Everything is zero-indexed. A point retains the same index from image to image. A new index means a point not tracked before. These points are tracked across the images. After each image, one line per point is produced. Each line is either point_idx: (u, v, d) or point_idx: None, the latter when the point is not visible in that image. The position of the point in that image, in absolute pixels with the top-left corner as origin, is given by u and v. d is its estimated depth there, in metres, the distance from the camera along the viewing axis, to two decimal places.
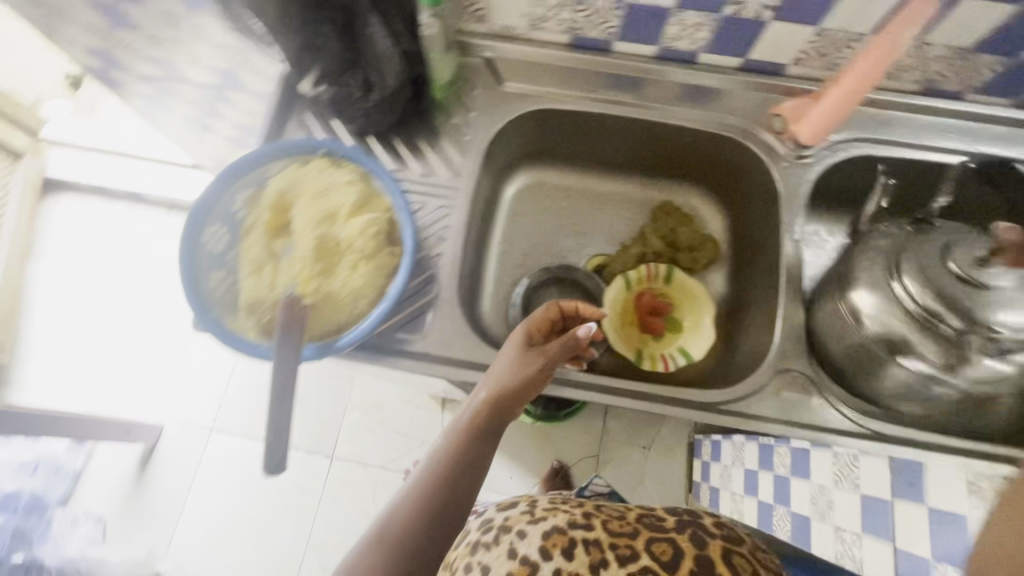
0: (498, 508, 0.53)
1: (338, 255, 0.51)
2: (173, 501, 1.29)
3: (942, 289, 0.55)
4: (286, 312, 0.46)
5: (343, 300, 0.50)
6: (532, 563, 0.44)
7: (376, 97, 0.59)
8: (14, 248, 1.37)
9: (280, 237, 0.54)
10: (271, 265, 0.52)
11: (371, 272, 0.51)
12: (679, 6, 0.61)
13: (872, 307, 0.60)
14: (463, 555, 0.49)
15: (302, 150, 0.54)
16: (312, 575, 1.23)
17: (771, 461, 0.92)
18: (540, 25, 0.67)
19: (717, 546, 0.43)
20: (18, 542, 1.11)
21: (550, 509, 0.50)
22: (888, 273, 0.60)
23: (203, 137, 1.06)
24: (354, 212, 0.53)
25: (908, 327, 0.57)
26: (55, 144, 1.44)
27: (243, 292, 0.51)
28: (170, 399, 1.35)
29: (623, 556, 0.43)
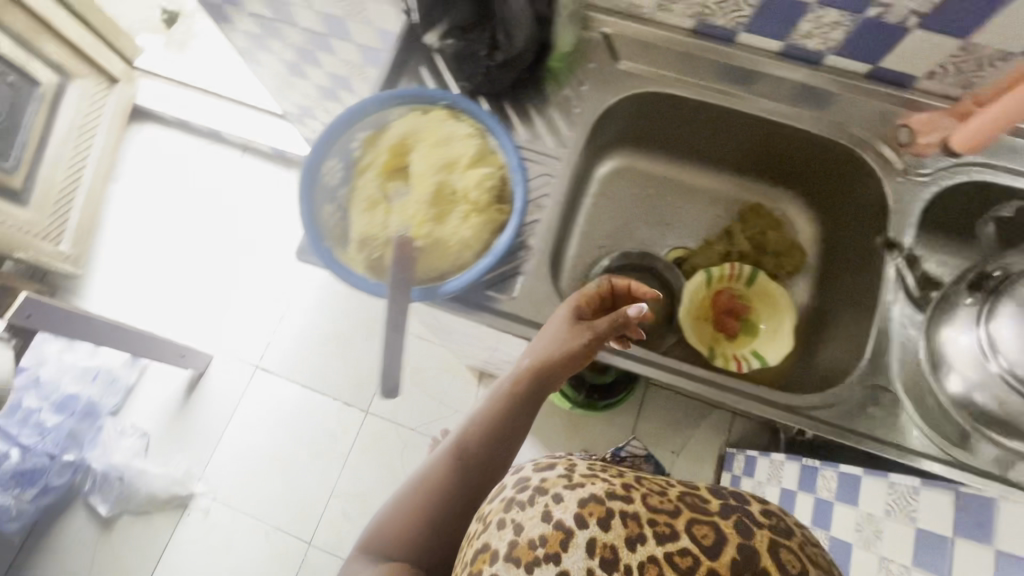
0: (536, 466, 0.43)
1: (452, 204, 0.51)
2: (213, 428, 1.34)
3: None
4: (397, 256, 0.45)
5: (456, 248, 0.49)
6: (568, 529, 0.37)
7: (501, 58, 0.59)
8: (99, 168, 1.42)
9: (394, 180, 0.54)
10: (384, 206, 0.52)
11: (482, 225, 0.50)
12: (820, 2, 0.59)
13: (957, 368, 0.62)
14: (496, 510, 0.41)
15: (425, 100, 0.53)
16: (333, 521, 1.27)
17: (814, 483, 0.90)
18: (669, 6, 0.67)
19: (762, 536, 0.36)
20: (71, 443, 1.25)
21: (589, 473, 0.41)
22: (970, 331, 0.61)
23: (294, 82, 1.07)
24: (472, 165, 0.51)
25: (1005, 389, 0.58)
26: (145, 74, 1.49)
27: (355, 229, 0.51)
28: (223, 332, 1.40)
29: (661, 534, 0.36)
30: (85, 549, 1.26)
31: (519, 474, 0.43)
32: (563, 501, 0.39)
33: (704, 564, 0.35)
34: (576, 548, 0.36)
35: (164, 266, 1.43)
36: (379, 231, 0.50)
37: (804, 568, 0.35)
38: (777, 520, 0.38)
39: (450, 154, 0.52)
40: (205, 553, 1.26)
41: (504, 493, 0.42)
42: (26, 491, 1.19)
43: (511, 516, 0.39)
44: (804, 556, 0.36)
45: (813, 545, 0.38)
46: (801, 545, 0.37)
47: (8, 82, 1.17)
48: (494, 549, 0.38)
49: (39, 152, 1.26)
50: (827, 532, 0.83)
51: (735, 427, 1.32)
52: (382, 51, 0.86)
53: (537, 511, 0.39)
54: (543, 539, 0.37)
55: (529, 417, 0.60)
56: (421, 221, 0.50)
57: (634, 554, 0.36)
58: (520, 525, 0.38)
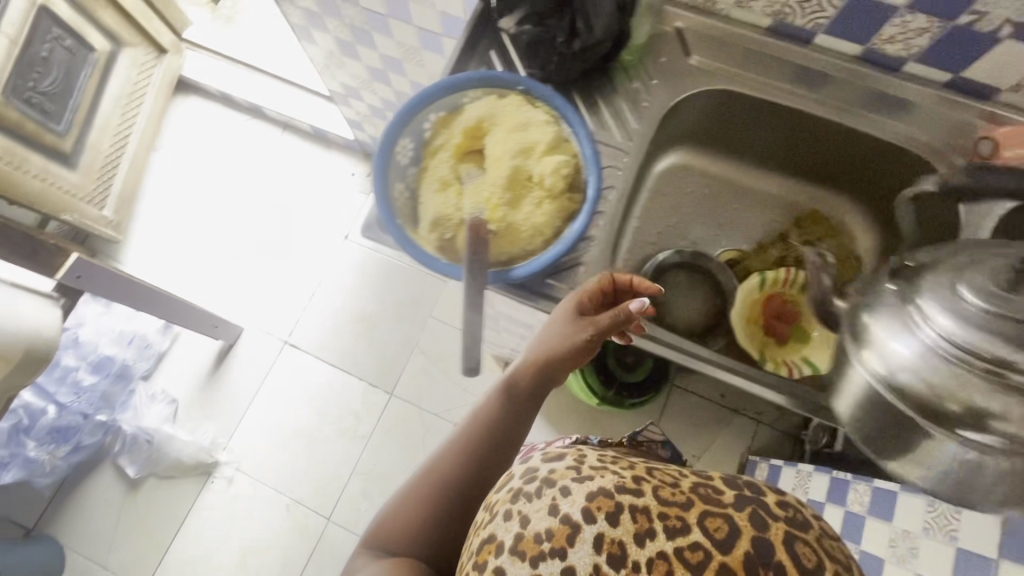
0: (543, 456, 0.41)
1: (526, 190, 0.50)
2: (240, 400, 1.36)
3: (992, 325, 0.39)
4: (472, 238, 0.46)
5: (528, 233, 0.49)
6: (575, 523, 0.35)
7: (577, 45, 0.55)
8: (144, 137, 1.44)
9: (466, 162, 0.53)
10: (456, 188, 0.52)
11: (554, 213, 0.50)
12: (910, 5, 0.58)
13: (886, 357, 0.43)
14: (502, 501, 0.39)
15: (502, 84, 0.52)
16: (353, 500, 1.29)
17: (844, 497, 0.89)
18: (746, 4, 0.67)
19: (778, 529, 0.34)
20: (104, 405, 1.27)
21: (599, 465, 0.39)
22: (902, 310, 0.44)
23: (346, 62, 1.07)
24: (545, 153, 0.51)
25: (964, 377, 0.40)
26: (192, 47, 1.51)
27: (427, 208, 0.51)
28: (254, 305, 1.42)
29: (670, 528, 0.34)
30: (112, 507, 1.30)
31: (525, 465, 0.41)
32: (571, 495, 0.36)
33: (716, 559, 0.33)
34: (583, 542, 0.34)
35: (200, 236, 1.45)
36: (452, 212, 0.50)
37: (822, 563, 0.33)
38: (794, 513, 0.36)
39: (527, 140, 0.51)
40: (226, 521, 1.29)
41: (512, 484, 0.40)
42: (60, 448, 1.21)
43: (517, 507, 0.37)
44: (822, 551, 0.34)
45: (831, 537, 0.36)
46: (820, 538, 0.35)
47: (65, 45, 1.21)
48: (500, 540, 0.36)
49: (88, 118, 1.29)
50: (857, 546, 0.82)
51: (760, 435, 1.31)
52: (441, 35, 0.86)
53: (543, 503, 0.37)
54: (549, 533, 0.35)
55: (529, 414, 0.58)
56: (495, 204, 0.49)
57: (642, 550, 0.33)
58: (527, 517, 0.36)
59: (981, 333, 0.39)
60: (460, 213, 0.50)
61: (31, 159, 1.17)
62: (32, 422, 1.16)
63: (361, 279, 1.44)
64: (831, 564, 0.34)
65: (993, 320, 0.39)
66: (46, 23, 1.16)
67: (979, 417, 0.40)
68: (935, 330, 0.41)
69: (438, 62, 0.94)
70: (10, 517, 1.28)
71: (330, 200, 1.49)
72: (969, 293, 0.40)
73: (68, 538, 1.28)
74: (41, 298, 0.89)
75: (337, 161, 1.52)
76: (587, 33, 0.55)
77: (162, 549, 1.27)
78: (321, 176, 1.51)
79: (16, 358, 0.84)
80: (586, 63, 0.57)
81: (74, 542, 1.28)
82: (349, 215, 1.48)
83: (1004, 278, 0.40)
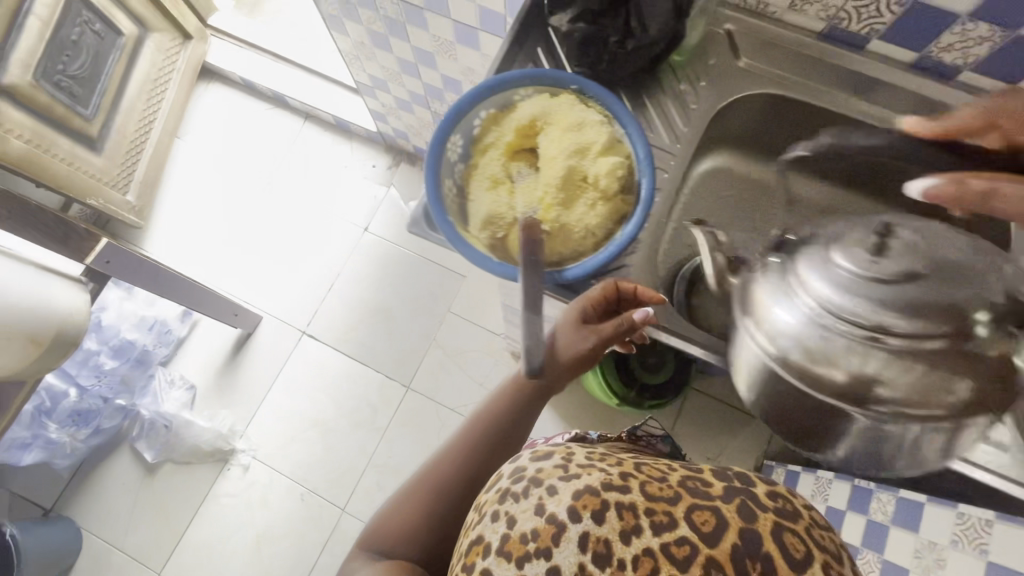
0: (532, 455, 0.42)
1: (580, 191, 0.50)
2: (259, 387, 1.37)
3: (860, 292, 0.44)
4: (527, 237, 0.44)
5: (581, 235, 0.49)
6: (560, 523, 0.36)
7: (632, 46, 0.55)
8: (168, 122, 1.44)
9: (517, 160, 0.53)
10: (507, 186, 0.52)
11: (607, 215, 0.49)
12: (973, 14, 0.56)
13: (777, 329, 0.48)
14: (490, 501, 0.40)
15: (555, 83, 0.52)
16: (367, 491, 1.29)
17: (865, 505, 0.87)
18: (800, 8, 0.66)
19: (766, 520, 0.36)
20: (123, 389, 1.28)
21: (587, 463, 0.40)
22: (788, 284, 0.48)
23: (376, 53, 1.06)
24: (600, 154, 0.50)
25: (841, 341, 0.45)
26: (215, 33, 1.52)
27: (478, 204, 0.51)
28: (273, 294, 1.42)
29: (657, 524, 0.35)
30: (128, 491, 1.30)
31: (513, 464, 0.42)
32: (557, 494, 0.38)
33: (704, 553, 0.34)
34: (568, 541, 0.36)
35: (220, 224, 1.46)
36: (504, 211, 0.50)
37: (810, 553, 0.35)
38: (783, 503, 0.37)
39: (582, 140, 0.50)
40: (242, 508, 1.29)
41: (500, 485, 0.41)
42: (80, 430, 1.22)
43: (505, 508, 0.39)
44: (809, 539, 0.36)
45: (822, 527, 0.38)
46: (809, 528, 0.36)
47: (94, 29, 1.23)
48: (487, 541, 0.37)
49: (114, 103, 1.30)
50: (880, 555, 0.81)
51: (775, 441, 1.28)
52: (478, 30, 0.85)
53: (529, 504, 0.38)
54: (535, 534, 0.36)
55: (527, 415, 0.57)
56: (549, 204, 0.49)
57: (628, 548, 0.35)
58: (513, 518, 0.38)
59: (852, 301, 0.44)
60: (513, 212, 0.50)
61: (59, 143, 1.20)
62: (54, 405, 1.17)
63: (381, 271, 1.44)
64: (819, 554, 0.35)
65: (860, 287, 0.45)
66: (76, 6, 1.18)
67: (862, 381, 0.45)
68: (813, 300, 0.46)
69: (473, 57, 0.93)
70: (28, 497, 1.29)
71: (350, 192, 1.49)
72: (840, 264, 0.46)
73: (85, 520, 1.29)
74: (71, 283, 0.90)
75: (358, 152, 1.52)
76: (642, 32, 0.55)
77: (177, 534, 1.28)
78: (343, 167, 1.50)
79: (47, 341, 0.85)
80: (640, 64, 0.57)
81: (90, 524, 1.29)
82: (370, 208, 1.48)
83: (868, 248, 0.46)
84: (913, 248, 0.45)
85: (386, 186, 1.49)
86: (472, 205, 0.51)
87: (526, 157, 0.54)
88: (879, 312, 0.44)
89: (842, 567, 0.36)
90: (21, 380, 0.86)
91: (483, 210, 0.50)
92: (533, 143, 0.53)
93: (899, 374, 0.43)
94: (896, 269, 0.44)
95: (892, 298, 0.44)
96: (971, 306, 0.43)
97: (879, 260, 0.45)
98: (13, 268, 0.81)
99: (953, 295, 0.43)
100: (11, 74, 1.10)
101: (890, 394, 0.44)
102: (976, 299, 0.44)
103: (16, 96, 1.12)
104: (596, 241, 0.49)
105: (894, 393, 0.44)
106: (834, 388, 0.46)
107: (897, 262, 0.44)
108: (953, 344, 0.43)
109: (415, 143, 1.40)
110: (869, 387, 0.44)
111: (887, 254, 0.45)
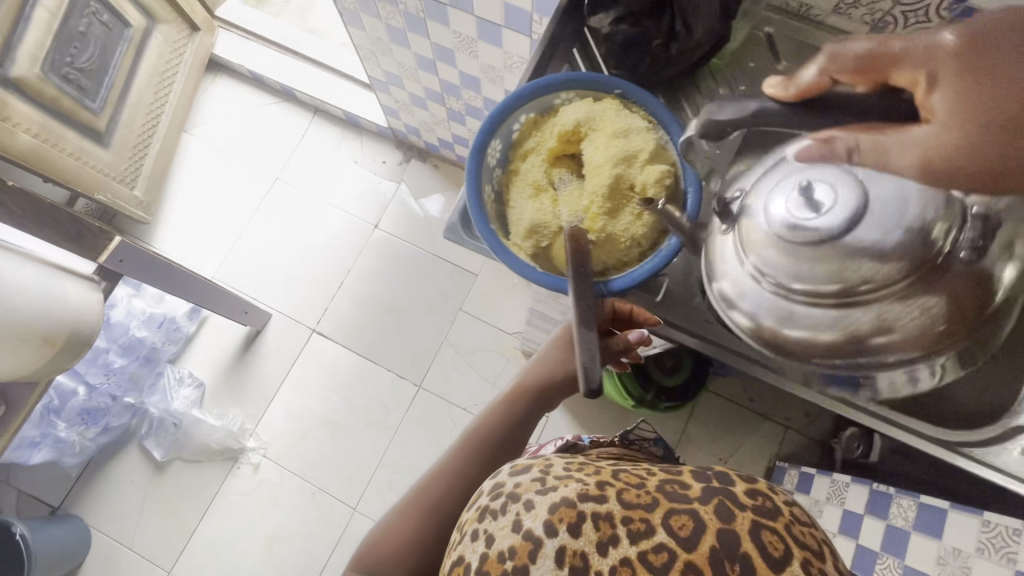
0: (511, 471, 0.43)
1: (626, 200, 0.50)
2: (271, 385, 1.36)
3: (806, 254, 0.39)
4: (573, 249, 0.45)
5: (627, 244, 0.49)
6: (537, 539, 0.36)
7: (677, 49, 0.55)
8: (176, 116, 1.42)
9: (559, 166, 0.53)
10: (549, 194, 0.52)
11: (653, 225, 0.49)
12: None
13: (741, 298, 0.44)
14: (471, 521, 0.40)
15: (599, 87, 0.51)
16: (379, 490, 1.28)
17: (886, 510, 0.86)
18: (848, 11, 0.64)
19: (743, 519, 0.35)
20: (131, 386, 1.26)
21: (564, 475, 0.40)
22: (735, 250, 0.44)
23: (394, 48, 1.04)
24: (646, 162, 0.49)
25: (809, 304, 0.41)
26: (223, 27, 1.51)
27: (521, 211, 0.51)
28: (282, 291, 1.41)
29: (634, 532, 0.35)
30: (137, 489, 1.29)
31: (494, 482, 0.43)
32: (534, 509, 0.38)
33: (682, 558, 0.33)
34: (546, 557, 0.35)
35: (227, 221, 1.44)
36: (549, 220, 0.50)
37: (791, 551, 0.33)
38: (763, 501, 0.36)
39: (629, 147, 0.50)
40: (253, 507, 1.28)
41: (480, 503, 0.41)
42: (89, 429, 1.21)
43: (484, 526, 0.39)
44: (789, 536, 0.34)
45: (805, 523, 0.36)
46: (790, 525, 0.35)
47: (102, 21, 1.21)
48: (468, 562, 0.37)
49: (122, 96, 1.28)
50: (900, 562, 0.80)
51: (786, 441, 1.27)
52: (502, 27, 0.84)
53: (508, 521, 0.38)
54: (512, 551, 0.36)
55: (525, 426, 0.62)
56: (595, 214, 0.49)
57: (605, 558, 0.35)
58: (492, 536, 0.37)
59: (802, 268, 0.39)
60: (558, 221, 0.50)
61: (67, 137, 1.18)
62: (62, 403, 1.16)
63: (391, 268, 1.42)
64: (801, 551, 0.34)
65: (802, 249, 0.39)
66: None
67: (853, 335, 0.40)
68: (760, 268, 0.41)
69: (495, 54, 0.91)
70: (35, 495, 1.28)
71: (360, 188, 1.47)
72: (772, 226, 0.40)
73: (94, 518, 1.28)
74: (87, 285, 0.87)
75: (369, 148, 1.50)
76: (687, 36, 0.54)
77: (187, 533, 1.27)
78: (354, 163, 1.49)
79: (61, 341, 0.83)
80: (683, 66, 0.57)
81: (98, 522, 1.28)
82: (379, 204, 1.46)
83: (798, 198, 0.39)
84: (854, 183, 0.37)
85: (397, 182, 1.47)
86: (515, 212, 0.51)
87: (567, 163, 0.54)
88: (835, 269, 0.38)
89: (825, 565, 0.34)
90: (34, 382, 0.84)
91: (527, 218, 0.50)
92: (575, 148, 0.53)
93: (885, 321, 0.39)
94: (838, 217, 0.37)
95: (845, 251, 0.38)
96: (936, 229, 0.37)
97: (817, 212, 0.38)
98: (25, 267, 0.78)
99: (910, 224, 0.37)
100: (19, 66, 1.08)
101: (886, 342, 0.40)
102: (940, 215, 0.37)
103: (23, 89, 1.10)
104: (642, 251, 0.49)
105: (890, 339, 0.40)
106: (816, 349, 0.42)
107: (837, 208, 0.37)
108: (921, 276, 0.38)
109: (427, 138, 1.38)
110: (862, 342, 0.40)
111: (825, 199, 0.38)
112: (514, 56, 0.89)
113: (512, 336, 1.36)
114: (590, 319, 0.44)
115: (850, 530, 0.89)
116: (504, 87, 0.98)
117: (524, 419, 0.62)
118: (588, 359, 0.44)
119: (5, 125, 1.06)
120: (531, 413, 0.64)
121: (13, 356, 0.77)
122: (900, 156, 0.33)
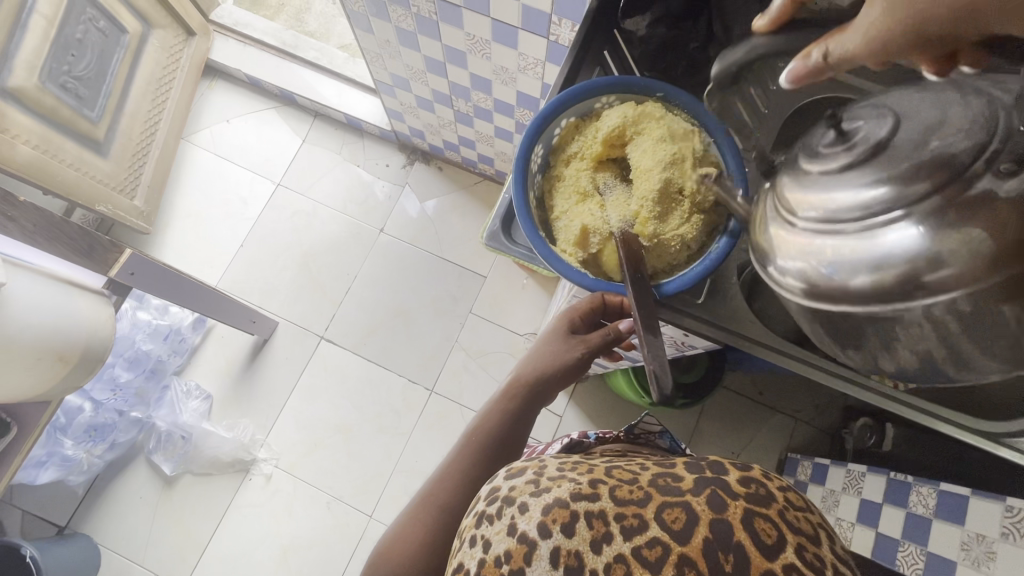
0: (506, 473, 0.41)
1: (674, 203, 0.51)
2: (279, 393, 1.34)
3: (846, 179, 0.37)
4: (627, 251, 0.49)
5: (676, 245, 0.51)
6: (532, 541, 0.35)
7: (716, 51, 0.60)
8: (174, 123, 1.40)
9: (602, 171, 0.55)
10: (596, 199, 0.53)
11: (701, 226, 0.51)
12: None
13: (806, 262, 0.39)
14: (469, 527, 0.39)
15: (640, 91, 0.53)
16: (394, 497, 1.26)
17: (905, 497, 0.84)
18: None
19: (736, 508, 0.34)
20: (138, 402, 1.24)
21: (558, 475, 0.39)
22: (782, 216, 0.41)
23: (402, 50, 1.03)
24: (695, 164, 0.51)
25: (862, 240, 0.37)
26: (218, 31, 1.49)
27: (571, 218, 0.53)
28: (287, 297, 1.39)
29: (628, 528, 0.34)
30: (147, 506, 1.27)
31: (490, 486, 0.41)
32: (528, 511, 0.36)
33: (675, 552, 0.33)
34: (540, 559, 0.34)
35: (230, 228, 1.42)
36: (599, 224, 0.51)
37: (784, 537, 0.33)
38: (757, 488, 0.36)
39: (676, 150, 0.51)
40: (267, 519, 1.26)
41: (476, 507, 0.40)
42: (96, 446, 1.19)
43: (481, 532, 0.38)
44: (783, 523, 0.34)
45: (798, 507, 0.36)
46: (783, 511, 0.35)
47: (99, 27, 1.19)
48: (466, 568, 0.36)
49: (119, 104, 1.27)
50: (923, 548, 0.78)
51: (797, 434, 1.28)
52: (518, 29, 0.83)
53: (503, 525, 0.37)
54: (508, 555, 0.35)
55: (524, 424, 0.61)
56: (645, 218, 0.51)
57: (599, 556, 0.34)
58: (487, 541, 0.36)
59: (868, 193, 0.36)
60: (608, 226, 0.51)
61: (66, 148, 1.15)
62: (69, 420, 1.13)
63: (398, 272, 1.41)
64: (794, 536, 0.33)
65: (840, 175, 0.37)
66: (81, 3, 1.14)
67: (897, 297, 0.37)
68: (808, 218, 0.39)
69: (509, 56, 0.90)
70: (41, 515, 1.25)
71: (362, 192, 1.45)
72: (810, 169, 0.39)
73: (105, 538, 1.25)
74: (94, 298, 0.83)
75: (372, 151, 1.48)
76: (725, 37, 0.59)
77: (199, 548, 1.24)
78: (354, 167, 1.47)
79: (74, 359, 0.81)
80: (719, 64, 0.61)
81: (109, 540, 1.25)
82: (382, 209, 1.44)
83: (830, 134, 0.39)
84: (883, 113, 0.38)
85: (401, 186, 1.46)
86: (567, 219, 0.53)
87: (610, 167, 0.56)
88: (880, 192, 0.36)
89: (820, 549, 0.34)
90: (47, 401, 0.82)
91: (579, 224, 0.51)
92: (619, 152, 0.55)
93: (930, 276, 0.35)
94: (875, 136, 0.37)
95: (879, 169, 0.36)
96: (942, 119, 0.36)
97: (850, 141, 0.38)
98: (38, 284, 0.75)
99: (940, 139, 0.35)
100: (17, 76, 1.06)
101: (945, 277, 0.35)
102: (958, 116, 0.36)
103: (22, 99, 1.08)
104: (689, 252, 0.52)
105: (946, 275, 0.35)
106: (868, 296, 0.37)
107: (874, 129, 0.37)
108: (956, 195, 0.35)
109: (430, 141, 1.37)
110: (921, 279, 0.36)
111: (856, 132, 0.38)
112: (529, 58, 0.88)
113: (523, 337, 1.35)
114: (652, 323, 0.46)
115: (869, 520, 0.89)
116: (517, 89, 0.98)
117: (523, 418, 0.61)
118: (659, 365, 0.45)
119: (4, 137, 1.03)
120: (531, 409, 0.62)
121: (30, 377, 0.75)
122: (853, 40, 0.35)
